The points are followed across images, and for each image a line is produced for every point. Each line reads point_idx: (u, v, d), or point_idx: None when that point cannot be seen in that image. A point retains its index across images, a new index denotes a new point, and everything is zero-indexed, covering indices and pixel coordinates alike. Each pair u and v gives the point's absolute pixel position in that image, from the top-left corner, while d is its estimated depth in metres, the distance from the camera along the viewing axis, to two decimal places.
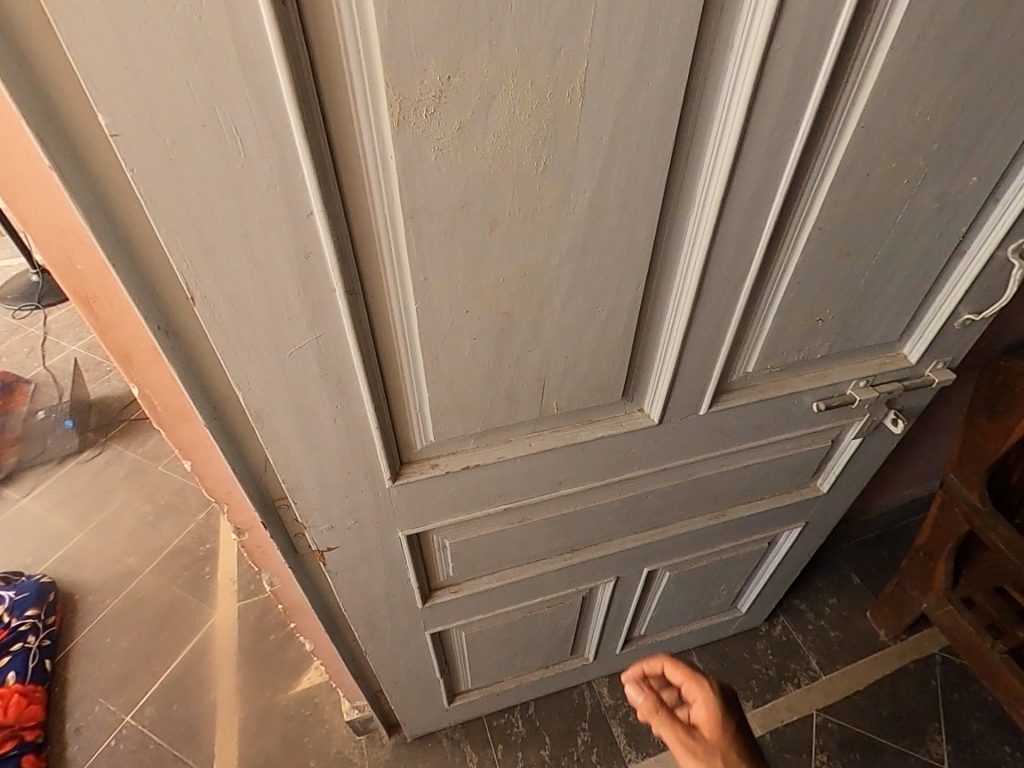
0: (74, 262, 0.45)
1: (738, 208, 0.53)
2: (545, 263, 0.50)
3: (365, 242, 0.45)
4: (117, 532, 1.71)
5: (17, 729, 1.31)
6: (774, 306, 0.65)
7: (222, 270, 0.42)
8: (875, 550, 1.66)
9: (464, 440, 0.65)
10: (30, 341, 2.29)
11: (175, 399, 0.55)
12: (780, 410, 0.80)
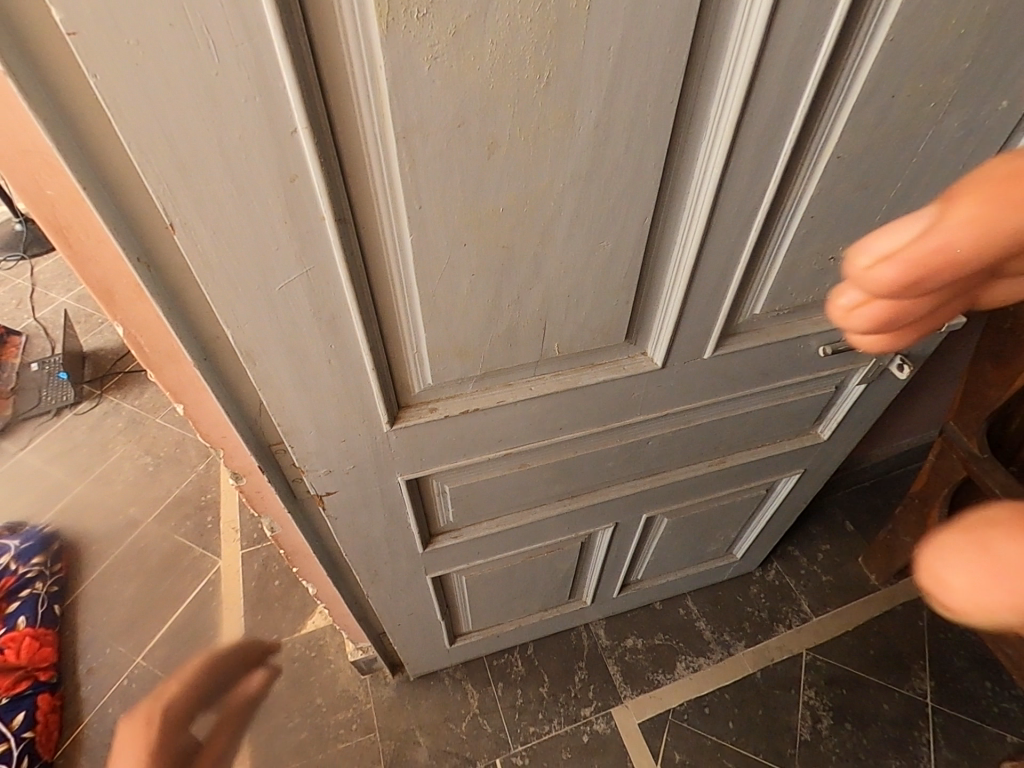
0: (43, 188, 0.41)
1: (753, 133, 0.50)
2: (547, 191, 0.47)
3: (354, 165, 0.42)
4: (118, 482, 1.72)
5: (31, 669, 1.34)
6: (785, 243, 0.63)
7: (202, 194, 0.39)
8: (870, 497, 1.68)
9: (463, 383, 0.63)
10: (18, 293, 2.24)
11: (163, 339, 0.53)
12: (785, 354, 0.78)
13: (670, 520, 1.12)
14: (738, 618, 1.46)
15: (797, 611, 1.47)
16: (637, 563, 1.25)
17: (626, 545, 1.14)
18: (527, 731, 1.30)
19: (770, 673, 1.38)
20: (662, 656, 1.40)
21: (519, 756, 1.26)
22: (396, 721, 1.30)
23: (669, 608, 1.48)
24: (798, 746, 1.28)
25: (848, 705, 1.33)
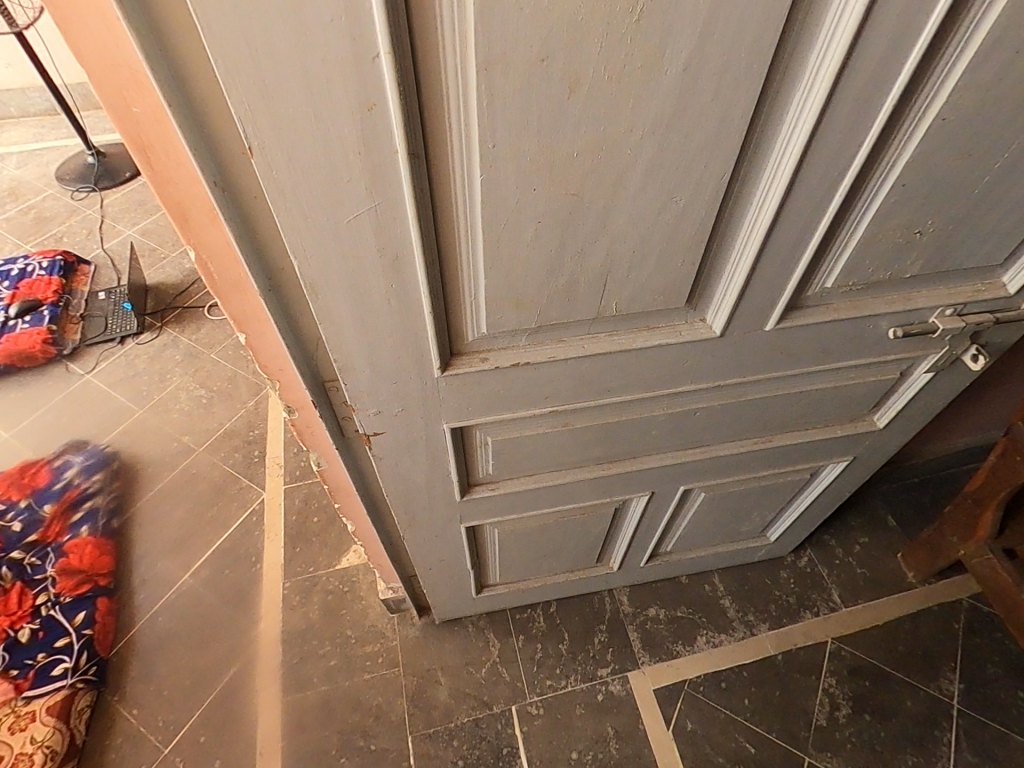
0: (130, 106, 0.42)
1: (854, 87, 0.46)
2: (625, 138, 0.46)
3: (431, 96, 0.41)
4: (173, 411, 1.81)
5: (92, 574, 1.46)
6: (869, 213, 0.59)
7: (281, 119, 0.39)
8: (917, 494, 1.62)
9: (516, 336, 0.63)
10: (88, 224, 2.34)
11: (232, 265, 0.55)
12: (851, 334, 0.75)
13: (706, 495, 1.10)
14: (764, 600, 1.46)
15: (826, 600, 1.45)
16: (668, 535, 1.25)
17: (660, 515, 1.14)
18: (543, 684, 1.33)
19: (792, 657, 1.37)
20: (683, 629, 1.41)
21: (534, 706, 1.30)
22: (419, 659, 1.36)
23: (694, 583, 1.49)
24: (813, 731, 1.28)
25: (869, 697, 1.32)
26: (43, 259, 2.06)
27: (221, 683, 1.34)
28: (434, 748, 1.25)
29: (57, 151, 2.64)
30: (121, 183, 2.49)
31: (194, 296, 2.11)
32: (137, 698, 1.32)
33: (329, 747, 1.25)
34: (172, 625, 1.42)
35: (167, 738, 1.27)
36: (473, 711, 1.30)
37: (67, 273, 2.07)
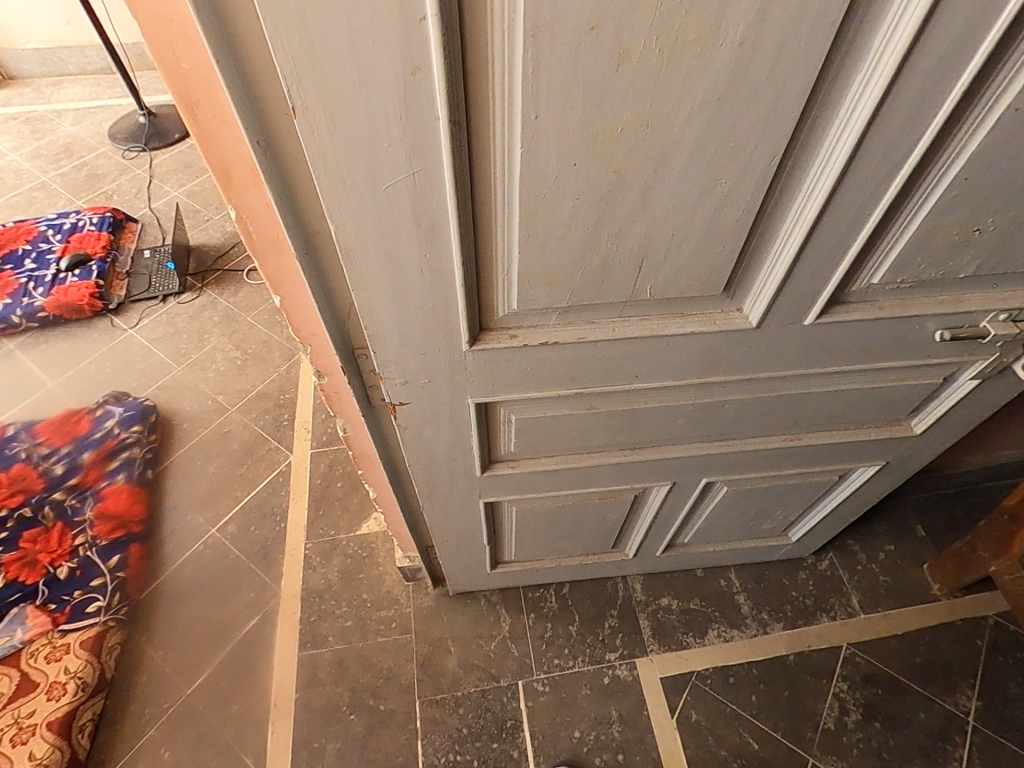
0: (179, 60, 0.43)
1: (922, 69, 0.44)
2: (672, 114, 0.44)
3: (476, 62, 0.40)
4: (209, 370, 1.87)
5: (126, 520, 1.53)
6: (926, 206, 0.56)
7: (325, 80, 0.39)
8: (950, 505, 1.57)
9: (547, 314, 0.62)
10: (137, 183, 2.40)
11: (270, 226, 0.55)
12: (895, 333, 0.72)
13: (729, 489, 1.09)
14: (780, 600, 1.44)
15: (844, 605, 1.43)
16: (686, 526, 1.24)
17: (679, 506, 1.13)
18: (551, 662, 1.35)
19: (804, 659, 1.36)
20: (694, 621, 1.41)
21: (541, 683, 1.32)
22: (431, 628, 1.39)
23: (709, 576, 1.48)
24: (820, 733, 1.27)
25: (881, 705, 1.30)
26: (94, 215, 2.14)
27: (241, 634, 1.39)
28: (440, 714, 1.29)
29: (111, 110, 2.70)
30: (170, 145, 2.54)
31: (235, 259, 2.15)
32: (163, 640, 1.39)
33: (340, 703, 1.30)
34: (198, 575, 1.48)
35: (189, 681, 1.33)
36: (480, 683, 1.32)
37: (115, 229, 2.14)
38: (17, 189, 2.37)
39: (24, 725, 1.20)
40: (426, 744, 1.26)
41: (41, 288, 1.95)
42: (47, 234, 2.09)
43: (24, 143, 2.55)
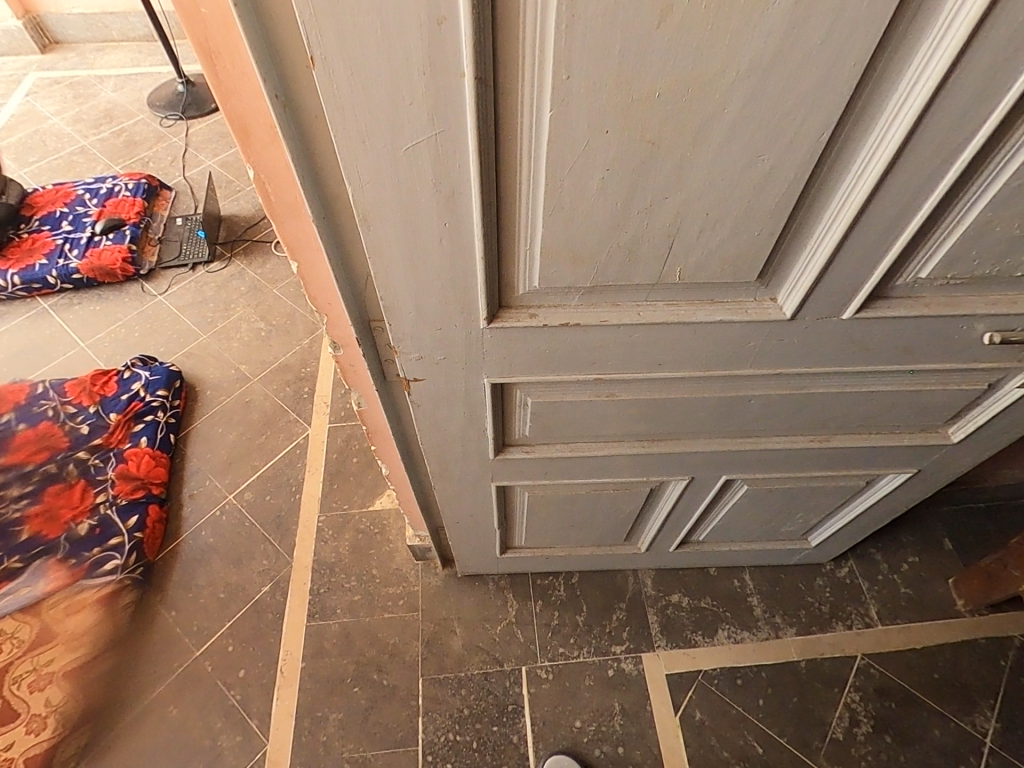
0: (198, 6, 0.41)
1: (998, 38, 0.39)
2: (716, 80, 0.41)
3: (507, 16, 0.38)
4: (234, 340, 1.88)
5: (147, 482, 1.55)
6: (986, 195, 0.52)
7: (346, 28, 0.37)
8: (981, 520, 1.51)
9: (569, 294, 0.60)
10: (173, 151, 2.42)
11: (289, 187, 0.54)
12: (940, 333, 0.68)
13: (749, 488, 1.06)
14: (795, 605, 1.40)
15: (862, 614, 1.38)
16: (702, 524, 1.21)
17: (696, 502, 1.10)
18: (556, 650, 1.34)
19: (816, 666, 1.32)
20: (704, 620, 1.38)
21: (544, 670, 1.32)
22: (437, 607, 1.39)
23: (723, 576, 1.44)
24: (827, 743, 1.24)
25: (893, 719, 1.26)
26: (130, 181, 2.17)
27: (252, 601, 1.41)
28: (442, 693, 1.29)
29: (151, 78, 2.72)
30: (206, 114, 2.55)
31: (263, 231, 2.16)
32: (176, 602, 1.41)
33: (344, 675, 1.31)
34: (213, 540, 1.51)
35: (198, 643, 1.35)
36: (484, 665, 1.32)
37: (149, 196, 2.16)
38: (58, 152, 2.42)
39: (42, 672, 1.27)
40: (427, 721, 1.26)
41: (76, 251, 1.98)
42: (84, 198, 2.12)
43: (66, 108, 2.60)
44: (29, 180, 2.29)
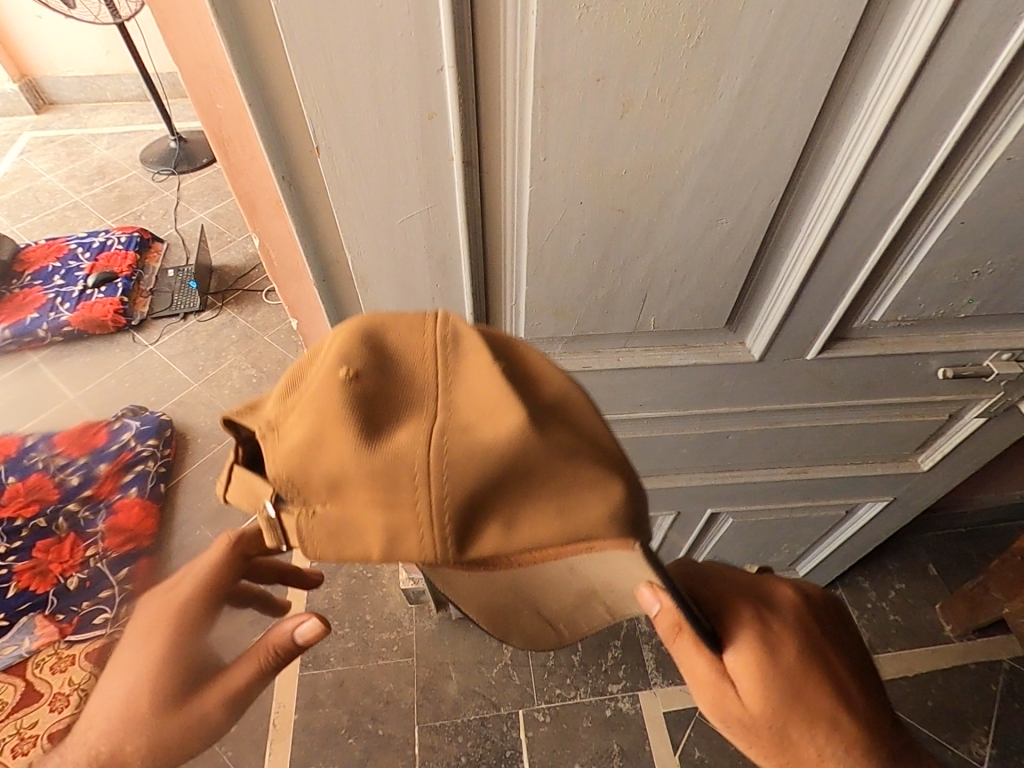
0: (215, 102, 0.46)
1: (915, 115, 0.46)
2: (675, 159, 0.47)
3: (489, 111, 0.43)
4: (225, 387, 1.90)
5: (136, 534, 1.55)
6: (923, 249, 0.58)
7: (348, 122, 0.42)
8: (962, 545, 1.55)
9: (552, 343, 0.64)
10: (165, 204, 2.48)
11: (290, 254, 0.58)
12: (899, 370, 0.73)
13: (734, 521, 1.09)
14: None
15: None
16: None
17: (684, 536, 1.12)
18: (552, 692, 1.33)
19: None
20: None
21: (542, 713, 1.31)
22: (432, 652, 1.38)
23: None
24: None
25: None
26: (122, 234, 2.22)
27: None
28: (439, 741, 1.28)
29: (144, 135, 2.81)
30: (198, 168, 2.63)
31: (254, 280, 2.21)
32: None
33: (339, 726, 1.29)
34: None
35: None
36: (480, 710, 1.31)
37: (141, 249, 2.21)
38: (51, 208, 2.47)
39: (26, 736, 1.19)
40: None
41: (67, 305, 2.01)
42: (76, 253, 2.17)
43: (59, 165, 2.67)
44: (21, 237, 2.34)
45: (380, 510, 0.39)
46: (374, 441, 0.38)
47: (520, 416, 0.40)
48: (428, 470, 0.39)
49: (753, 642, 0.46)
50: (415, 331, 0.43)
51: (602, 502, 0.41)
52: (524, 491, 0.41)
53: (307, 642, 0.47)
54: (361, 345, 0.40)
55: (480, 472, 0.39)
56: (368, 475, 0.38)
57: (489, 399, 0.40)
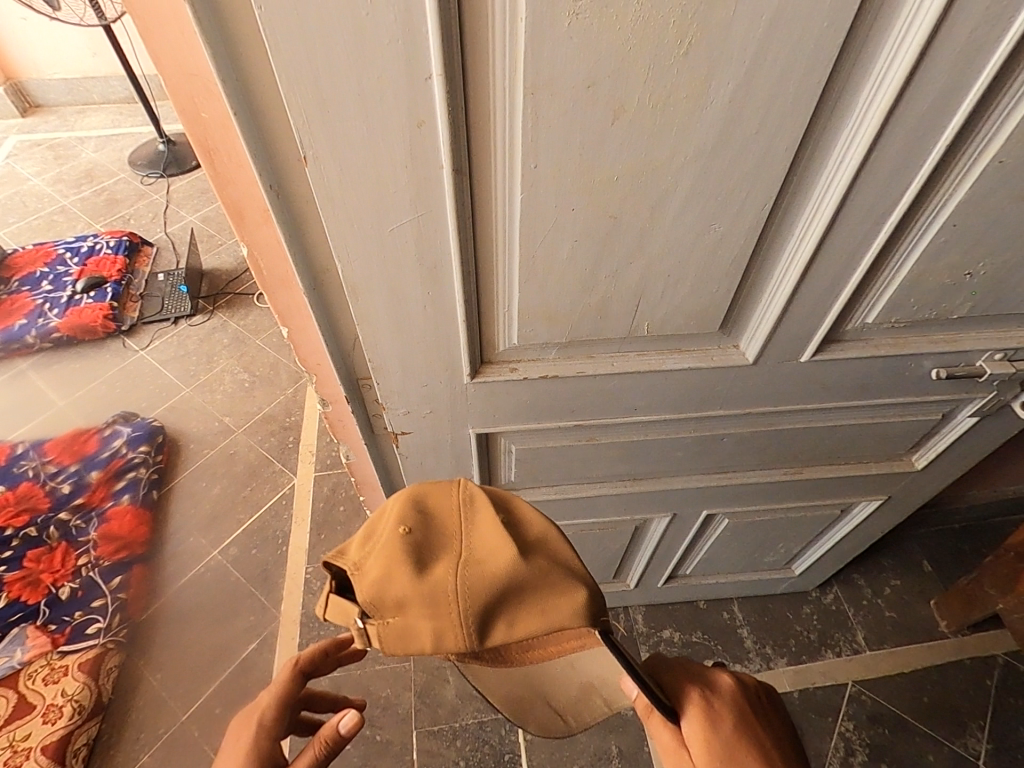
0: (199, 110, 0.46)
1: (907, 120, 0.46)
2: (667, 164, 0.46)
3: (479, 118, 0.43)
4: (217, 392, 1.89)
5: (129, 542, 1.54)
6: (916, 251, 0.58)
7: (336, 130, 0.41)
8: (956, 541, 1.56)
9: (546, 348, 0.64)
10: (154, 207, 2.46)
11: (279, 262, 0.57)
12: (893, 370, 0.73)
13: (730, 522, 1.09)
14: (784, 635, 1.42)
15: (850, 641, 1.41)
16: (688, 558, 1.23)
17: (680, 537, 1.12)
18: None
19: (808, 696, 1.33)
20: (696, 654, 1.39)
21: None
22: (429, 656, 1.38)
23: (712, 609, 1.46)
24: None
25: (886, 746, 1.27)
26: (111, 238, 2.20)
27: (238, 660, 1.39)
28: (437, 746, 1.27)
29: (132, 138, 2.78)
30: (187, 171, 2.61)
31: (246, 284, 2.19)
32: (161, 664, 1.38)
33: None
34: (198, 598, 1.48)
35: (184, 708, 1.32)
36: (479, 714, 1.31)
37: (131, 253, 2.19)
38: (38, 212, 2.45)
39: (19, 749, 1.20)
40: None
41: (56, 310, 1.99)
42: (65, 258, 2.14)
43: (46, 168, 2.64)
44: (8, 241, 2.31)
45: (427, 618, 0.46)
46: (421, 571, 0.47)
47: (517, 550, 0.48)
48: (459, 594, 0.46)
49: (700, 709, 0.53)
50: (446, 494, 0.53)
51: (573, 607, 0.48)
52: (528, 603, 0.48)
53: (350, 733, 0.55)
54: (410, 506, 0.51)
55: (492, 591, 0.47)
56: (418, 597, 0.46)
57: (500, 536, 0.49)
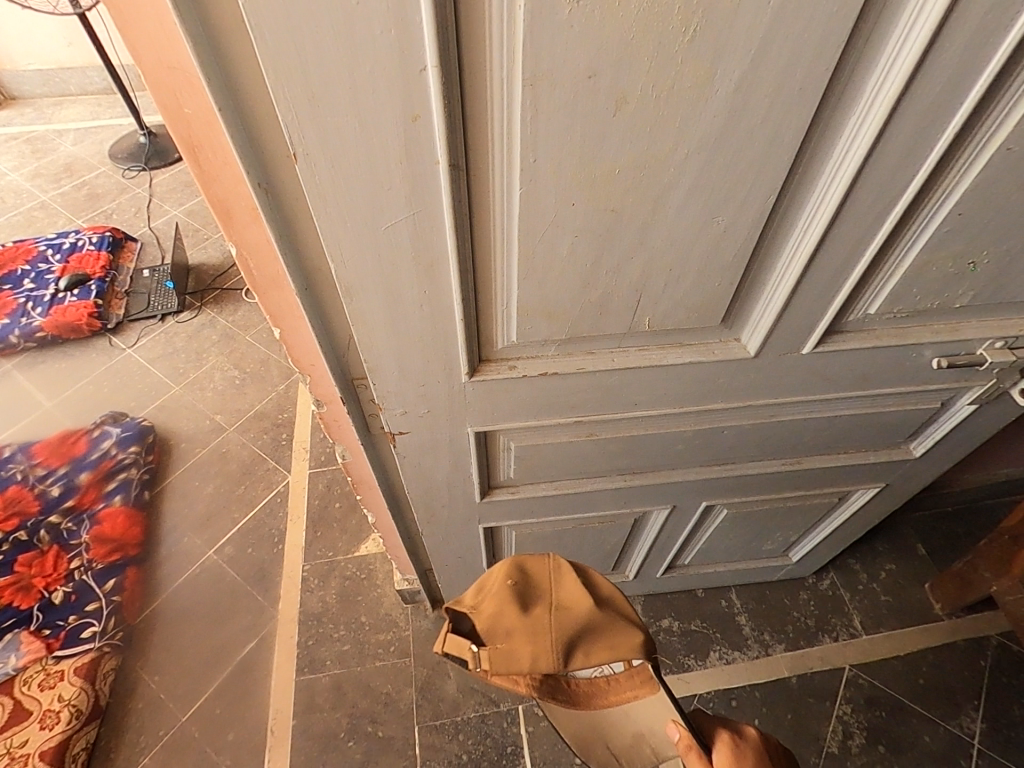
0: (182, 106, 0.44)
1: (915, 108, 0.44)
2: (670, 156, 0.45)
3: (476, 111, 0.41)
4: (208, 390, 1.86)
5: (122, 544, 1.52)
6: (920, 241, 0.57)
7: (327, 127, 0.40)
8: (949, 524, 1.57)
9: (545, 345, 0.62)
10: (137, 202, 2.41)
11: (270, 262, 0.56)
12: (894, 361, 0.72)
13: (729, 512, 1.09)
14: (781, 621, 1.43)
15: (846, 625, 1.42)
16: (686, 548, 1.23)
17: (679, 529, 1.12)
18: None
19: (806, 681, 1.34)
20: (696, 642, 1.40)
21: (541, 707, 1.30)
22: (430, 651, 1.38)
23: (710, 597, 1.47)
24: (824, 758, 1.25)
25: (884, 728, 1.28)
26: (94, 234, 2.15)
27: (237, 660, 1.38)
28: (440, 740, 1.27)
29: (112, 130, 2.72)
30: (170, 164, 2.55)
31: (233, 279, 2.16)
32: (159, 666, 1.37)
33: (338, 729, 1.28)
34: (195, 598, 1.47)
35: (184, 709, 1.31)
36: (480, 707, 1.31)
37: (114, 249, 2.14)
38: (17, 208, 2.38)
39: (16, 756, 1.17)
40: None
41: (39, 309, 1.94)
42: (46, 254, 2.09)
43: (24, 163, 2.57)
44: None
45: (530, 645, 0.62)
46: (525, 611, 0.64)
47: (592, 601, 0.65)
48: (552, 629, 0.63)
49: (729, 748, 0.62)
50: (539, 561, 0.69)
51: (632, 644, 0.65)
52: (600, 639, 0.64)
53: None
54: (513, 567, 0.67)
55: (576, 626, 0.64)
56: (523, 629, 0.63)
57: (580, 590, 0.66)
